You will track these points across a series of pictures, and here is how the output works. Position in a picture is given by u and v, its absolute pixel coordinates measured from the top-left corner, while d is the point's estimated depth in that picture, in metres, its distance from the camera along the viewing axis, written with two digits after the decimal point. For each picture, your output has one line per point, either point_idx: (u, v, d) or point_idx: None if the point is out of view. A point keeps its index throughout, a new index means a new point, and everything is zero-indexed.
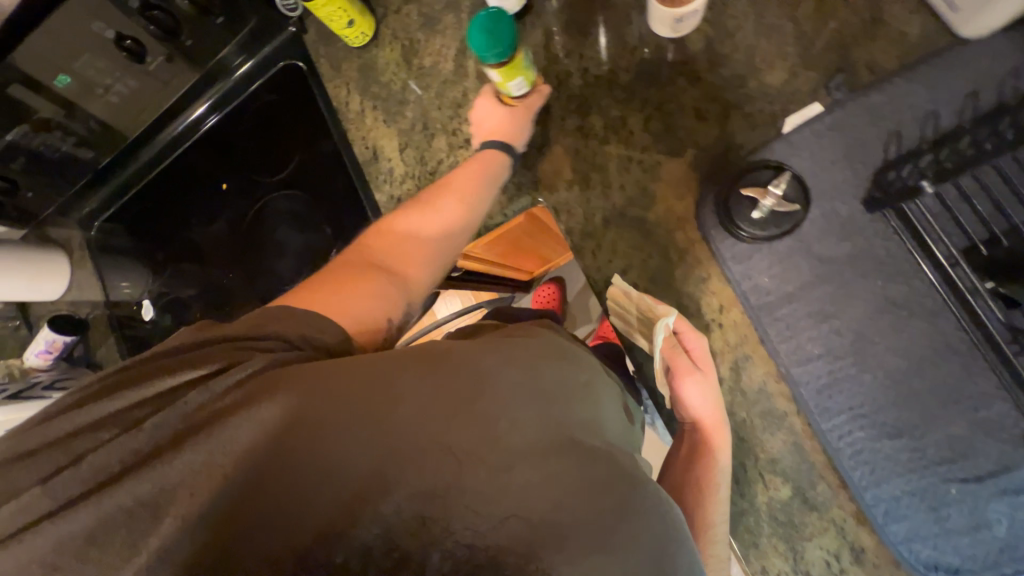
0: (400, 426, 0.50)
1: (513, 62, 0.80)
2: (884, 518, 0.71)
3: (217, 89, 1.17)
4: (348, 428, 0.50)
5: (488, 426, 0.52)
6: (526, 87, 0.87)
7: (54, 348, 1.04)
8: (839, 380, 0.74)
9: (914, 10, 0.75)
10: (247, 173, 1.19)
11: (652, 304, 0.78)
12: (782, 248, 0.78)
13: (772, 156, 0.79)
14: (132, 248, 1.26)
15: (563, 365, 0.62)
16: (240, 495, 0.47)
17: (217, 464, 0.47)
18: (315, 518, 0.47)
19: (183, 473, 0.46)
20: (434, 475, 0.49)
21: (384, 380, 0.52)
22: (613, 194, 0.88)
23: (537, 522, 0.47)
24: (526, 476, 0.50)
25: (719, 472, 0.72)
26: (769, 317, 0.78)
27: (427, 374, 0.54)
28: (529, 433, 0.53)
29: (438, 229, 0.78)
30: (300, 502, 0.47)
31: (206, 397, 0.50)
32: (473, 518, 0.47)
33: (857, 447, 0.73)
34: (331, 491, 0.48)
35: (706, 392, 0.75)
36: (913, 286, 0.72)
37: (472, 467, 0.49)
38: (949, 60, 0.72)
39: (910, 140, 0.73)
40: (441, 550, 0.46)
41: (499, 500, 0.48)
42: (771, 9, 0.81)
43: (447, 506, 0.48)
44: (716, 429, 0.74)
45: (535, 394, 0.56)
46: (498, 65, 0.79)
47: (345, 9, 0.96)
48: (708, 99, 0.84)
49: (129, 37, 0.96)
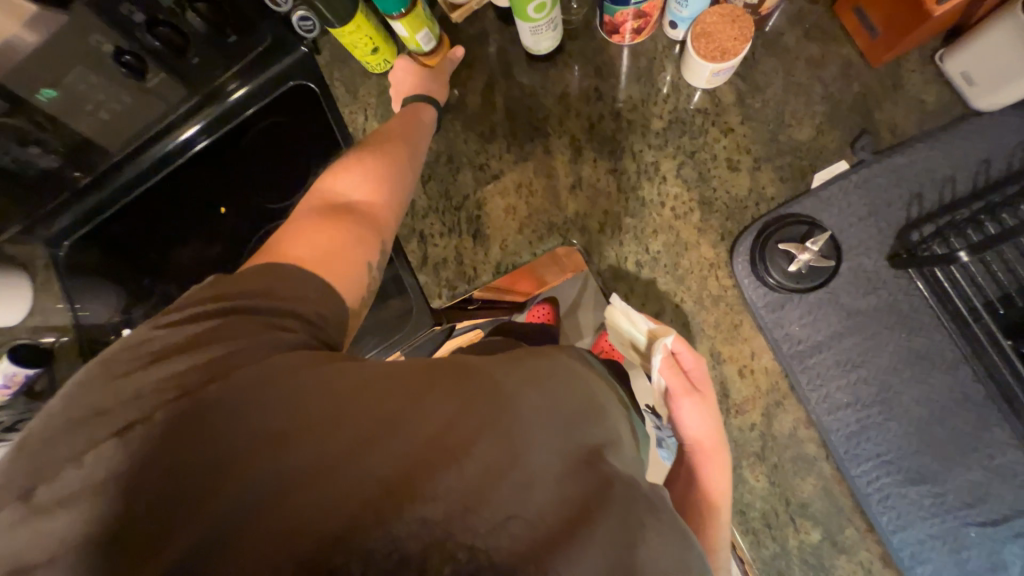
0: (402, 426, 0.46)
1: (414, 14, 0.84)
2: (910, 560, 0.76)
3: (217, 108, 1.02)
4: (348, 430, 0.45)
5: (496, 426, 0.46)
6: (434, 40, 0.92)
7: (13, 382, 0.90)
8: (867, 428, 0.78)
9: (930, 80, 0.81)
10: (251, 198, 1.05)
11: (653, 325, 0.79)
12: (813, 299, 0.81)
13: (802, 210, 0.83)
14: (101, 269, 1.04)
15: (584, 370, 0.56)
16: (231, 503, 0.43)
17: (211, 465, 0.44)
18: (309, 527, 0.42)
19: (181, 477, 0.43)
20: (440, 480, 0.43)
21: (376, 377, 0.48)
22: (646, 238, 0.88)
23: (546, 526, 0.43)
24: (537, 482, 0.45)
25: (720, 496, 0.73)
26: (800, 364, 0.81)
27: (423, 373, 0.49)
28: (545, 441, 0.47)
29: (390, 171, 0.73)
30: (294, 509, 0.43)
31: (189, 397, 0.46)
32: (478, 525, 0.42)
33: (884, 492, 0.77)
34: (327, 500, 0.43)
35: (705, 415, 0.74)
36: (933, 339, 0.78)
37: (478, 473, 0.44)
38: (962, 129, 0.80)
39: (929, 202, 0.80)
40: (442, 558, 0.41)
41: (505, 503, 0.43)
42: (799, 68, 0.85)
43: (453, 515, 0.42)
44: (716, 452, 0.74)
45: (549, 397, 0.50)
46: (400, 17, 0.83)
47: (370, 35, 0.91)
48: (740, 150, 0.86)
49: (129, 51, 0.86)
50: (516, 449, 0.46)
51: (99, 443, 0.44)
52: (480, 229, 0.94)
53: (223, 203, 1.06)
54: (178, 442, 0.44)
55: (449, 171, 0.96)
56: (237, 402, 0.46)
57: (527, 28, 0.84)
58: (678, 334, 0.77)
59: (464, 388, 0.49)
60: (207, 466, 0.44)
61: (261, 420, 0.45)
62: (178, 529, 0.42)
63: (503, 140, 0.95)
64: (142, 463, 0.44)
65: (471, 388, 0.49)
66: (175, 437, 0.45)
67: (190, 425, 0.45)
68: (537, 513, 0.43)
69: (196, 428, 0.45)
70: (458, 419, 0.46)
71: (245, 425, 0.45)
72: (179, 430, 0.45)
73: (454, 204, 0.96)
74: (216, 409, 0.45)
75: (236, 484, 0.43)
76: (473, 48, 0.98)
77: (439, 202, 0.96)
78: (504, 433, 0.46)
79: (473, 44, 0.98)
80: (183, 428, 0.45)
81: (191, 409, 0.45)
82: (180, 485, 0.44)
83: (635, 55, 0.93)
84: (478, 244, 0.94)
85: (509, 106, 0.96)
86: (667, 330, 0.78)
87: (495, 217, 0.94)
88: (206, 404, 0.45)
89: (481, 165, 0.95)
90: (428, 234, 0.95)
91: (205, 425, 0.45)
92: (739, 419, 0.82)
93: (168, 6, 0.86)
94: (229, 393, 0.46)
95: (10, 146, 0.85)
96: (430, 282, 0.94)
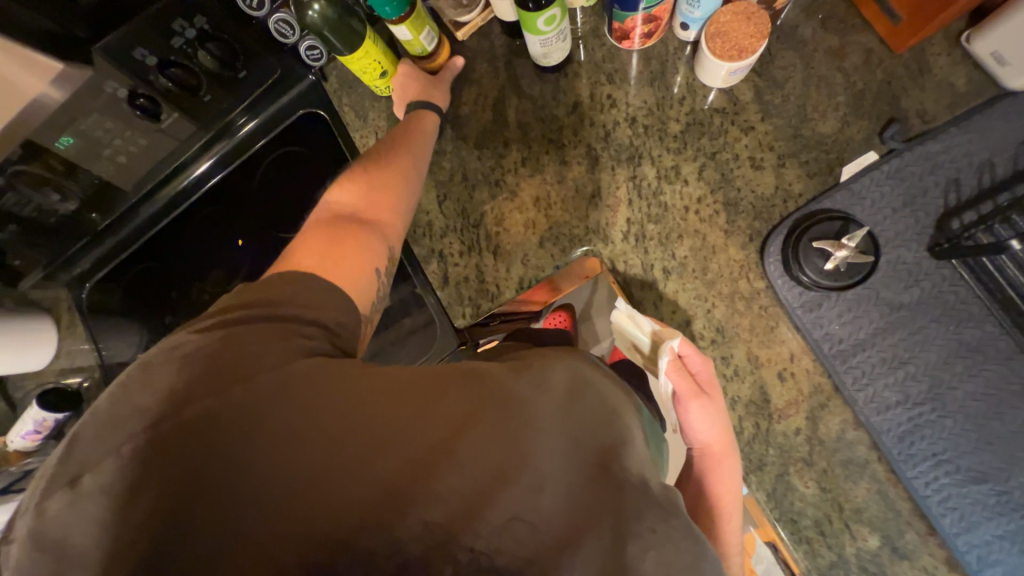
0: (411, 433, 0.50)
1: (414, 15, 0.84)
2: (978, 564, 0.72)
3: (228, 142, 1.01)
4: (362, 437, 0.50)
5: (498, 432, 0.49)
6: (435, 41, 0.92)
7: (43, 427, 0.94)
8: (920, 427, 0.75)
9: (958, 62, 0.79)
10: (268, 227, 1.04)
11: (658, 330, 0.76)
12: (851, 296, 0.79)
13: (834, 205, 0.80)
14: (124, 307, 1.03)
15: (598, 374, 0.56)
16: (258, 501, 0.48)
17: (238, 466, 0.49)
18: (326, 525, 0.48)
19: (210, 479, 0.49)
20: (446, 485, 0.47)
21: (389, 392, 0.52)
22: (671, 244, 0.86)
23: (541, 526, 0.46)
24: (538, 486, 0.47)
25: (729, 499, 0.73)
26: (843, 364, 0.78)
27: (432, 384, 0.52)
28: (548, 445, 0.49)
29: (394, 180, 0.75)
30: (314, 509, 0.48)
31: (214, 406, 0.50)
32: (479, 527, 0.46)
33: (945, 493, 0.74)
34: (342, 503, 0.48)
35: (713, 417, 0.73)
36: (985, 329, 0.74)
37: (480, 478, 0.48)
38: (998, 110, 0.77)
39: (968, 187, 0.77)
40: (446, 557, 0.46)
41: (504, 505, 0.47)
42: (819, 60, 0.83)
43: (457, 518, 0.47)
44: (725, 454, 0.74)
45: (556, 404, 0.51)
46: (400, 20, 0.83)
47: (379, 58, 0.90)
48: (762, 148, 0.84)
49: (144, 94, 0.83)
50: (518, 453, 0.48)
51: (140, 439, 0.50)
52: (499, 246, 0.93)
53: (241, 236, 1.04)
54: (208, 444, 0.50)
55: (465, 189, 0.95)
56: (262, 412, 0.50)
57: (536, 41, 0.83)
58: (683, 337, 0.75)
59: (471, 394, 0.51)
60: (235, 466, 0.49)
61: (284, 427, 0.50)
62: (212, 521, 0.48)
63: (517, 154, 0.94)
64: (177, 462, 0.49)
65: (477, 394, 0.51)
66: (204, 439, 0.50)
67: (220, 429, 0.50)
68: (534, 513, 0.47)
69: (226, 433, 0.50)
70: (463, 427, 0.50)
71: (270, 433, 0.50)
72: (209, 434, 0.50)
73: (472, 222, 0.94)
74: (243, 417, 0.50)
75: (262, 485, 0.49)
76: (480, 64, 0.97)
77: (456, 220, 0.95)
78: (508, 438, 0.49)
79: (480, 60, 0.97)
80: (212, 432, 0.50)
81: (219, 415, 0.50)
82: (204, 486, 0.49)
83: (646, 58, 0.91)
84: (499, 260, 0.92)
85: (521, 119, 0.95)
86: (672, 333, 0.76)
87: (514, 231, 0.92)
88: (233, 412, 0.50)
89: (497, 181, 0.94)
90: (448, 254, 0.94)
91: (233, 431, 0.50)
92: (783, 424, 0.80)
93: (180, 45, 0.83)
94: (254, 403, 0.51)
95: (29, 194, 0.82)
96: (455, 302, 0.93)
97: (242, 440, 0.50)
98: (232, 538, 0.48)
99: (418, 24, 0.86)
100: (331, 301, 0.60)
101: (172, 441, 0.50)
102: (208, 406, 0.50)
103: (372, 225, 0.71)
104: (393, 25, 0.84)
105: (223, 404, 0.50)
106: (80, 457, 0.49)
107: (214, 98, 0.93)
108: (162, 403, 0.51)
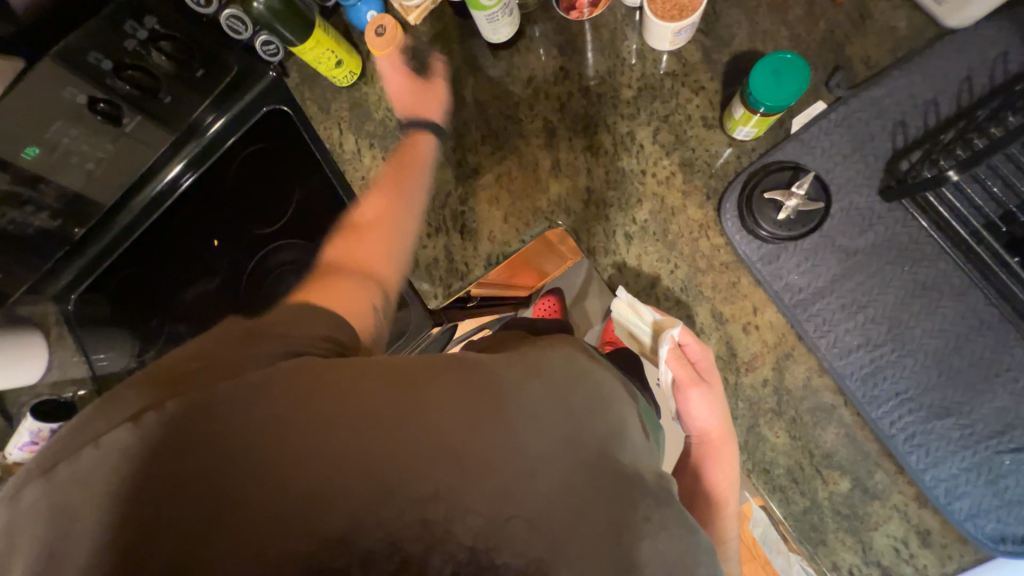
0: (411, 428, 0.51)
1: (771, 118, 0.75)
2: (946, 497, 0.73)
3: (196, 143, 1.03)
4: (365, 431, 0.50)
5: (496, 421, 0.51)
6: (747, 137, 0.81)
7: (39, 438, 0.91)
8: (881, 368, 0.76)
9: (898, 5, 0.80)
10: (239, 224, 1.03)
11: (658, 316, 0.80)
12: (808, 245, 0.80)
13: (785, 157, 0.81)
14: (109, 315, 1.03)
15: (583, 363, 0.61)
16: (250, 498, 0.49)
17: (228, 460, 0.49)
18: (318, 523, 0.48)
19: (200, 479, 0.49)
20: (441, 478, 0.49)
21: (388, 393, 0.52)
22: (631, 208, 0.87)
23: (535, 515, 0.48)
24: (532, 471, 0.50)
25: (730, 490, 0.74)
26: (804, 313, 0.79)
27: (432, 383, 0.54)
28: (542, 431, 0.52)
29: (387, 234, 0.79)
30: (309, 507, 0.48)
31: (207, 405, 0.50)
32: (475, 523, 0.47)
33: (909, 431, 0.75)
34: (335, 502, 0.48)
35: (712, 405, 0.75)
36: (939, 268, 0.75)
37: (477, 468, 0.49)
38: (939, 50, 0.77)
39: (916, 129, 0.77)
40: (443, 553, 0.47)
41: (499, 499, 0.48)
42: (763, 15, 0.84)
43: (450, 510, 0.48)
44: (723, 442, 0.74)
45: (549, 394, 0.55)
46: (760, 114, 0.74)
47: (332, 48, 0.92)
48: (713, 107, 0.86)
49: (104, 99, 0.84)
50: (514, 440, 0.51)
51: (120, 431, 0.48)
52: (466, 224, 0.93)
53: (214, 236, 1.04)
54: (197, 443, 0.49)
55: (429, 172, 0.96)
56: (257, 407, 0.51)
57: (481, 16, 0.84)
58: (684, 326, 0.78)
59: (467, 388, 0.53)
60: (227, 461, 0.49)
61: (277, 423, 0.50)
62: (196, 518, 0.48)
63: (477, 133, 0.95)
64: (168, 460, 0.49)
65: (474, 387, 0.53)
66: (191, 438, 0.49)
67: (209, 426, 0.50)
68: (531, 504, 0.48)
69: (215, 429, 0.50)
70: (460, 419, 0.51)
71: (262, 428, 0.50)
72: (199, 431, 0.50)
73: (438, 204, 0.95)
74: (239, 413, 0.50)
75: (253, 481, 0.49)
76: (435, 47, 0.98)
77: (422, 203, 0.96)
78: (505, 426, 0.51)
79: (435, 43, 0.98)
80: (202, 428, 0.50)
81: (207, 409, 0.50)
82: (192, 482, 0.49)
83: (596, 28, 0.92)
84: (466, 239, 0.93)
85: (478, 97, 0.96)
86: (672, 322, 0.79)
87: (479, 209, 0.93)
88: (227, 407, 0.50)
89: (459, 161, 0.95)
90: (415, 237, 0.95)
91: (226, 427, 0.50)
92: (750, 376, 0.81)
93: (133, 48, 0.84)
94: (249, 401, 0.51)
95: (5, 209, 0.85)
96: (426, 285, 0.93)
97: (238, 443, 0.50)
98: (217, 535, 0.47)
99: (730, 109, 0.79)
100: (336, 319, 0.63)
101: (158, 439, 0.49)
102: (199, 404, 0.50)
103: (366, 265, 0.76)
104: (743, 111, 0.75)
105: (218, 399, 0.50)
106: (66, 448, 0.49)
107: (174, 101, 0.95)
108: (152, 398, 0.51)
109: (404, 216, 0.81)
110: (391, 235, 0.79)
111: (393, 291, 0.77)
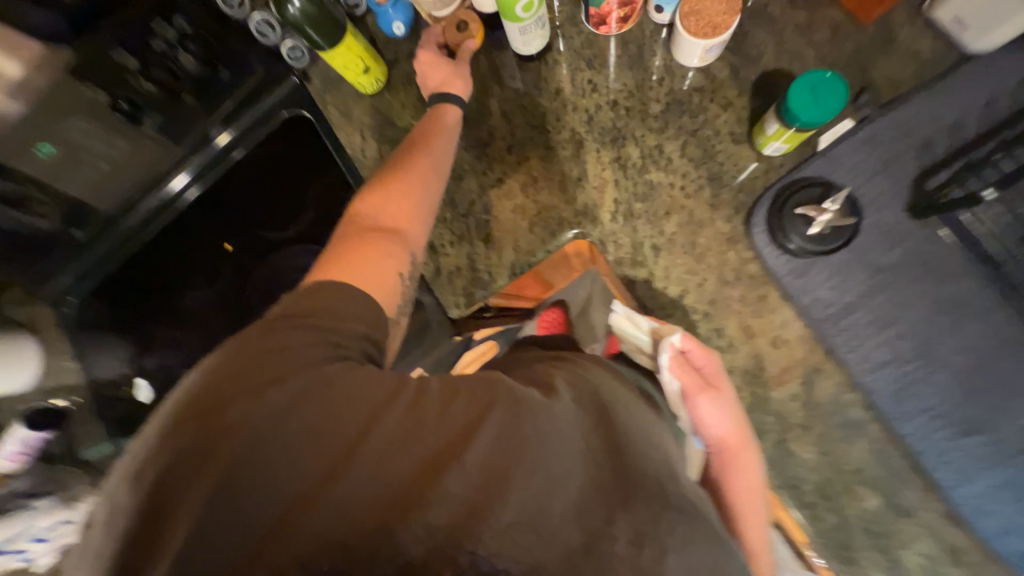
0: (431, 439, 0.49)
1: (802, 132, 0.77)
2: (975, 513, 0.74)
3: (204, 152, 0.84)
4: (384, 440, 0.48)
5: (520, 432, 0.49)
6: (775, 151, 0.83)
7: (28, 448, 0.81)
8: (911, 383, 0.77)
9: (920, 31, 0.83)
10: (252, 229, 0.96)
11: (659, 326, 0.77)
12: (837, 260, 0.80)
13: (813, 173, 0.82)
14: None
15: (609, 382, 0.58)
16: (272, 508, 0.46)
17: (254, 466, 0.47)
18: (336, 536, 0.46)
19: (223, 487, 0.46)
20: (461, 490, 0.46)
21: (407, 403, 0.50)
22: (659, 221, 0.88)
23: (556, 529, 0.45)
24: (553, 485, 0.47)
25: (759, 504, 0.70)
26: (834, 328, 0.80)
27: (455, 395, 0.51)
28: (565, 448, 0.49)
29: (404, 203, 0.69)
30: (326, 518, 0.46)
31: (238, 412, 0.48)
32: (493, 537, 0.45)
33: (940, 447, 0.75)
34: (353, 515, 0.46)
35: (723, 410, 0.71)
36: (965, 285, 0.77)
37: (496, 482, 0.47)
38: (962, 73, 0.80)
39: (939, 150, 0.80)
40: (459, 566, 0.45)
41: (521, 510, 0.46)
42: (790, 36, 0.86)
43: (470, 523, 0.45)
44: (741, 447, 0.70)
45: (576, 410, 0.52)
46: (794, 129, 0.76)
47: (360, 55, 0.92)
48: (741, 123, 0.87)
49: (125, 98, 0.78)
50: (537, 452, 0.48)
51: (178, 437, 0.48)
52: (489, 233, 0.92)
53: (223, 240, 0.93)
54: (229, 447, 0.47)
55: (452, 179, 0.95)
56: (283, 411, 0.48)
57: (516, 29, 0.84)
58: (684, 333, 0.74)
59: (487, 398, 0.50)
60: (254, 469, 0.47)
61: (301, 432, 0.48)
62: (226, 527, 0.46)
63: (503, 141, 0.95)
64: (199, 464, 0.47)
65: (496, 398, 0.50)
66: (218, 444, 0.47)
67: (241, 432, 0.47)
68: (549, 519, 0.46)
69: (249, 436, 0.47)
70: (480, 430, 0.48)
71: (286, 437, 0.48)
72: (224, 438, 0.47)
73: (462, 212, 0.94)
74: (269, 417, 0.48)
75: (276, 493, 0.47)
76: None
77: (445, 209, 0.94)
78: (526, 441, 0.48)
79: None
80: (229, 434, 0.47)
81: (233, 419, 0.48)
82: (218, 493, 0.46)
83: (624, 43, 0.93)
84: (490, 247, 0.92)
85: (506, 107, 0.95)
86: (672, 330, 0.75)
87: (503, 219, 0.93)
88: (258, 413, 0.48)
89: (485, 170, 0.94)
90: (439, 246, 0.93)
91: (255, 435, 0.47)
92: (778, 390, 0.81)
93: (160, 48, 0.81)
94: (270, 406, 0.48)
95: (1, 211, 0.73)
96: (447, 293, 0.93)
97: (258, 451, 0.47)
98: (238, 543, 0.46)
99: (761, 123, 0.81)
100: (365, 312, 0.57)
101: (201, 444, 0.47)
102: (228, 411, 0.48)
103: (396, 227, 0.67)
104: (778, 125, 0.77)
105: (248, 405, 0.48)
106: (138, 454, 0.49)
107: (198, 103, 0.85)
108: (186, 404, 0.49)
109: (422, 181, 0.72)
110: (414, 198, 0.70)
111: (420, 253, 0.69)
